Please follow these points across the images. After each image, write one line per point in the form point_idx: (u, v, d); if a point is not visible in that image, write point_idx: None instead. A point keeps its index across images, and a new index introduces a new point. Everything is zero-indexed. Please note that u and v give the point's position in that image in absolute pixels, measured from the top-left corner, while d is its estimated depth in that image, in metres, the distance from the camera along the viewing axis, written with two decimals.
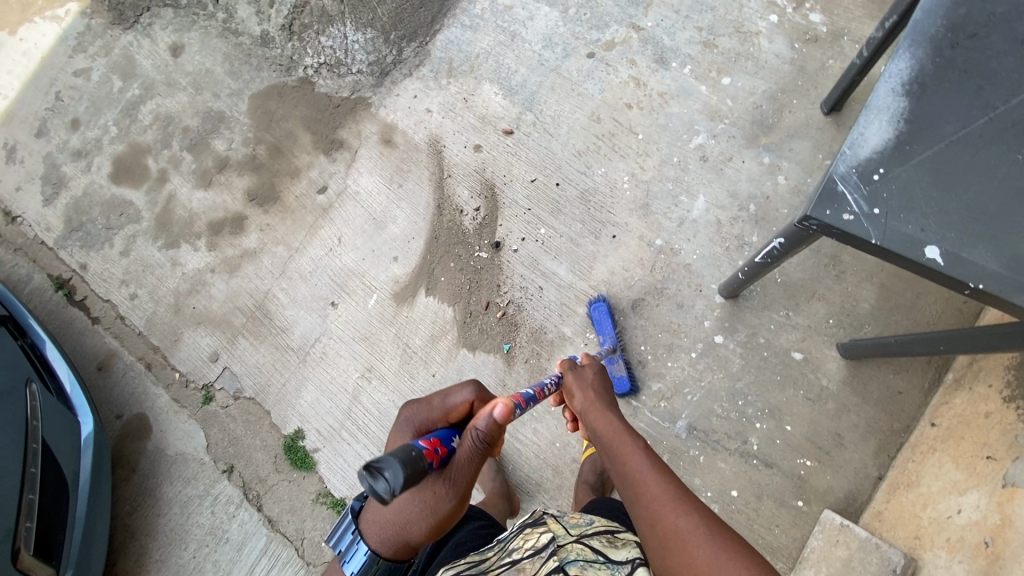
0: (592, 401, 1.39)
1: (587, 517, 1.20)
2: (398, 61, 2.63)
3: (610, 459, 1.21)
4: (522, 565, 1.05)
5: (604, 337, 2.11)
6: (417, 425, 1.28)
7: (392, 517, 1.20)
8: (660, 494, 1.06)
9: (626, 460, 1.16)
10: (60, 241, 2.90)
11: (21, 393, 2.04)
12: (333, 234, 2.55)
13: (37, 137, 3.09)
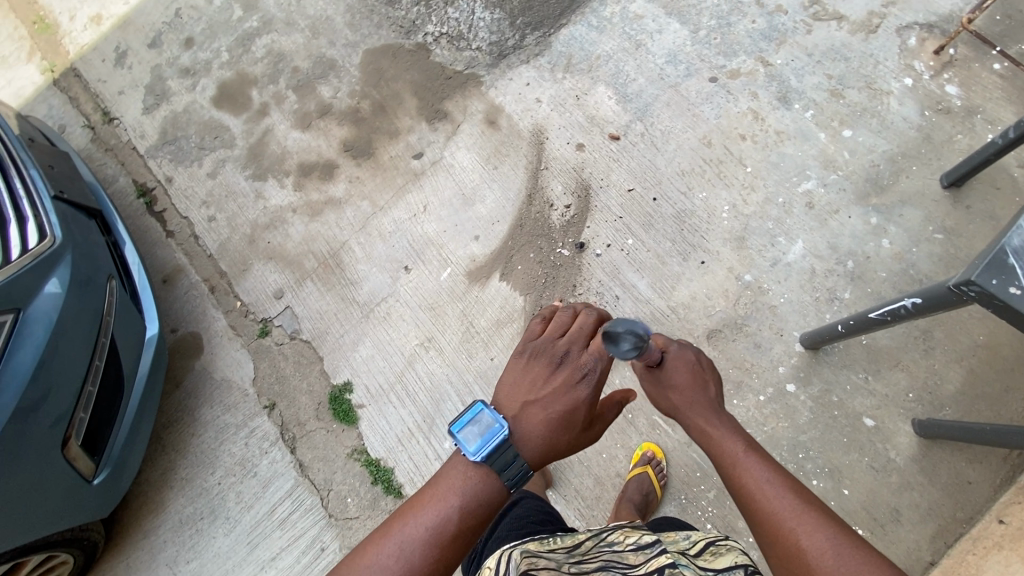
0: (685, 395, 1.35)
1: (682, 532, 1.30)
2: (518, 46, 2.63)
3: (720, 472, 1.24)
4: (625, 552, 1.20)
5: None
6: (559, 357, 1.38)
7: (556, 438, 1.29)
8: (781, 511, 1.11)
9: (739, 474, 1.19)
10: (151, 150, 2.95)
11: (102, 287, 2.07)
12: (420, 201, 2.56)
13: (149, 48, 3.17)
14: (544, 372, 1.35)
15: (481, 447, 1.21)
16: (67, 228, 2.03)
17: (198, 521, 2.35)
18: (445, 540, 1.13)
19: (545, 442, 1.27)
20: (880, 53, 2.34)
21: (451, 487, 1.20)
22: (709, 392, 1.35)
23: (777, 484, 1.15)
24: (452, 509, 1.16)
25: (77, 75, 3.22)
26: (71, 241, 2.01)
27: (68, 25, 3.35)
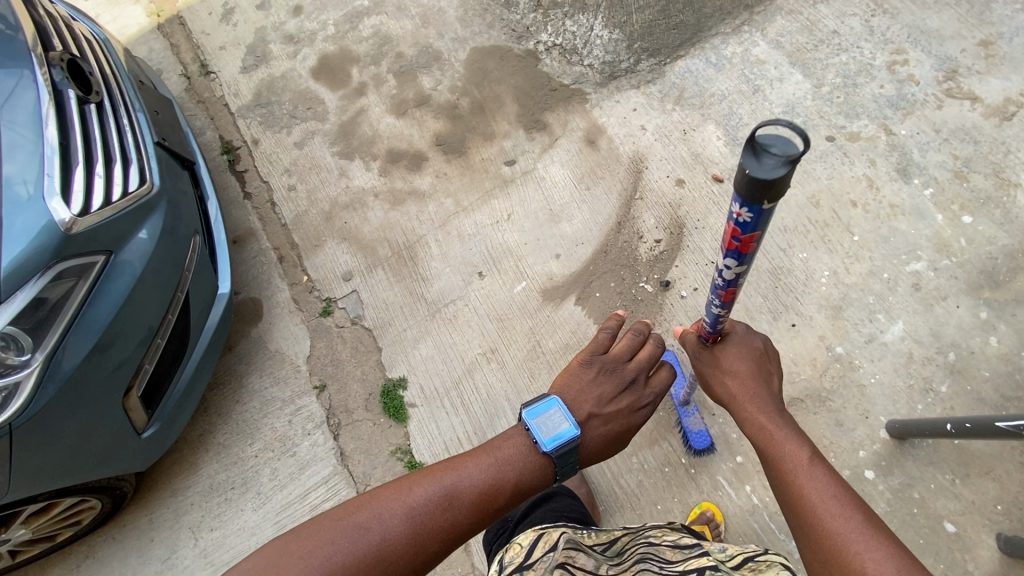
0: (744, 384, 1.37)
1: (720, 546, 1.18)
2: (631, 69, 2.56)
3: (774, 476, 1.20)
4: (663, 548, 1.18)
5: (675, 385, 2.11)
6: (621, 377, 1.42)
7: (604, 450, 1.38)
8: (840, 527, 1.05)
9: (794, 482, 1.16)
10: (242, 109, 2.93)
11: (186, 241, 2.04)
12: (504, 208, 2.50)
13: (258, 10, 3.17)
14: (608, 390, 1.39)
15: (549, 447, 1.28)
16: (164, 177, 2.01)
17: (229, 490, 2.30)
18: (488, 506, 1.23)
19: (593, 453, 1.37)
20: (1013, 142, 2.23)
21: (504, 457, 1.29)
22: (771, 389, 1.35)
23: (838, 499, 1.09)
24: (503, 483, 1.25)
25: (182, 23, 3.24)
26: (166, 192, 1.98)
27: None
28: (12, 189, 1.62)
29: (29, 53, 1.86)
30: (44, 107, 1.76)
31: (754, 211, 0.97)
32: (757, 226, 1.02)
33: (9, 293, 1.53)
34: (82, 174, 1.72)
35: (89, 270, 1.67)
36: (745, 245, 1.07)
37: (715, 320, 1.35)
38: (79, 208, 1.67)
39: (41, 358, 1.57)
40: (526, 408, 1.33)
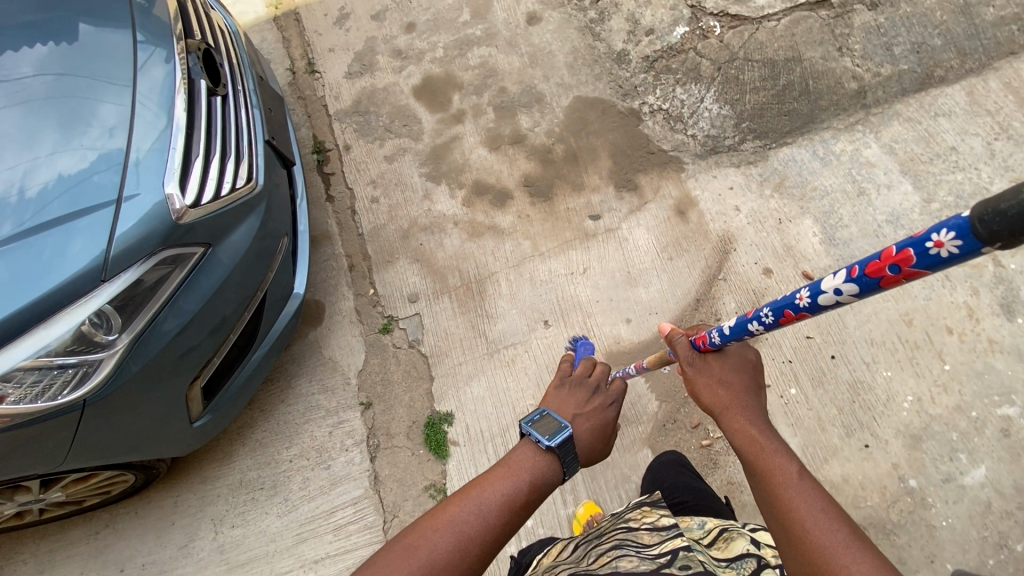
0: (735, 396, 1.27)
1: (698, 519, 1.41)
2: (734, 147, 2.51)
3: (756, 483, 1.10)
4: (640, 534, 1.22)
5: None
6: (586, 388, 1.47)
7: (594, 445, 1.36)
8: (825, 539, 0.96)
9: (779, 490, 1.06)
10: (340, 114, 2.98)
11: (275, 241, 2.05)
12: (581, 261, 2.46)
13: (371, 18, 3.20)
14: (578, 396, 1.44)
15: (548, 442, 1.25)
16: (266, 176, 2.04)
17: (257, 489, 2.28)
18: (516, 502, 1.15)
19: (586, 451, 1.35)
20: None
21: (516, 459, 1.24)
22: (761, 403, 1.26)
23: (827, 512, 1.00)
24: (522, 484, 1.19)
25: (296, 19, 3.31)
26: (266, 191, 2.01)
27: None
28: (134, 164, 1.65)
29: (169, 36, 1.92)
30: (175, 91, 1.80)
31: (963, 249, 0.79)
32: (933, 266, 0.86)
33: (113, 268, 1.54)
34: (199, 163, 1.75)
35: (187, 259, 1.69)
36: (894, 278, 0.91)
37: (740, 330, 1.26)
38: (192, 197, 1.69)
39: (127, 339, 1.58)
40: (520, 423, 1.30)
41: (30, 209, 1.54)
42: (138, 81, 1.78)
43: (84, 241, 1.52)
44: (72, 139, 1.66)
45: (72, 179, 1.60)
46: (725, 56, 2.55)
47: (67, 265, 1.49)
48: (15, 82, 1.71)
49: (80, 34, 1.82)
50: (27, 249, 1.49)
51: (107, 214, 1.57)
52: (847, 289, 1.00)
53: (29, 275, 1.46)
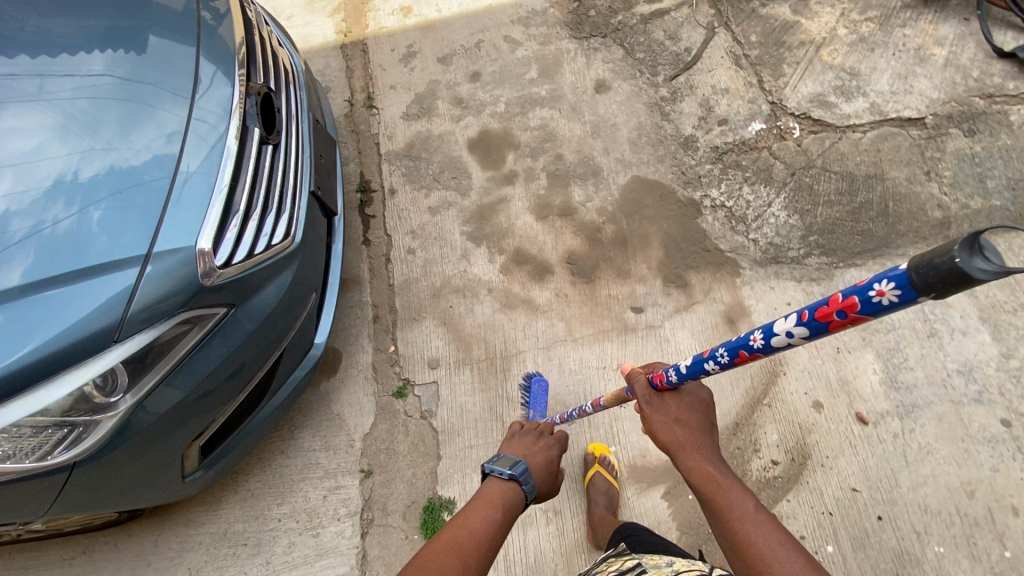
0: (691, 432, 1.39)
1: (668, 559, 1.30)
2: (798, 260, 2.33)
3: (716, 518, 1.25)
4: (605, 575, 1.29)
5: (534, 412, 2.18)
6: (530, 435, 1.76)
7: (546, 476, 1.62)
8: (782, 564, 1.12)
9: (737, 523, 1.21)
10: (391, 155, 2.92)
11: (303, 299, 1.96)
12: (616, 356, 2.31)
13: (437, 61, 3.15)
14: (526, 442, 1.72)
15: (512, 470, 1.51)
16: (306, 232, 1.95)
17: (240, 545, 2.16)
18: (499, 519, 1.37)
19: (542, 483, 1.60)
20: None
21: (489, 491, 1.47)
22: (715, 440, 1.39)
23: (777, 538, 1.17)
24: (499, 509, 1.39)
25: (363, 50, 3.28)
26: (302, 249, 1.92)
27: (379, 2, 3.44)
28: (180, 193, 1.61)
29: (233, 74, 1.88)
30: (227, 139, 1.73)
31: (902, 298, 0.86)
32: (876, 312, 0.92)
33: (129, 328, 1.45)
34: (237, 220, 1.66)
35: (207, 322, 1.59)
36: (841, 323, 0.97)
37: (691, 371, 1.32)
38: (224, 257, 1.60)
39: (131, 402, 1.49)
40: (485, 466, 1.54)
41: (77, 204, 1.55)
42: (200, 101, 1.78)
43: (120, 257, 1.49)
44: (129, 134, 1.67)
45: (121, 180, 1.60)
46: (801, 162, 2.40)
47: (95, 282, 1.45)
48: (86, 75, 1.74)
49: (155, 41, 1.86)
50: (64, 247, 1.48)
51: (146, 234, 1.53)
52: (796, 332, 1.05)
53: (61, 278, 1.44)
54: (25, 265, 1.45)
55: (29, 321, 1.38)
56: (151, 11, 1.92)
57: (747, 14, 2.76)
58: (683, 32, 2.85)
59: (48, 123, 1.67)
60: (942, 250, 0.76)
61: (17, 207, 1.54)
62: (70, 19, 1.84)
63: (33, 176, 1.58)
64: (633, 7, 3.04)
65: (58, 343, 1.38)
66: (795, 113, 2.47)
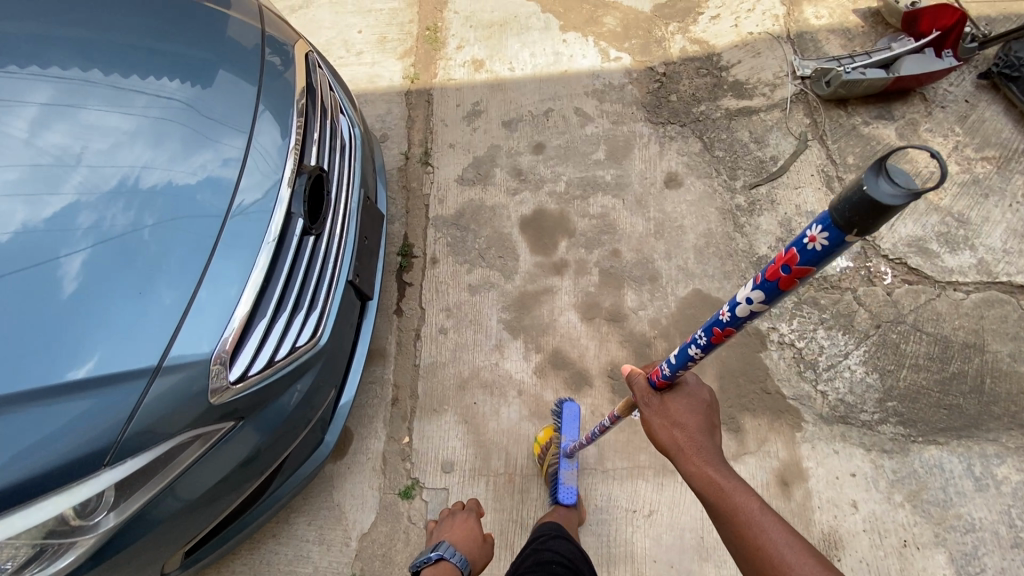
0: (692, 434, 1.29)
1: None
2: (870, 424, 2.06)
3: (718, 523, 1.18)
4: None
5: (562, 437, 2.04)
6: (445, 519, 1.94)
7: (473, 541, 1.79)
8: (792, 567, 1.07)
9: (743, 527, 1.14)
10: (439, 220, 2.79)
11: (318, 405, 1.80)
12: (647, 498, 2.07)
13: (502, 126, 3.02)
14: (442, 528, 1.89)
15: (437, 551, 1.66)
16: (333, 333, 1.80)
17: None
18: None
19: (474, 552, 1.76)
20: None
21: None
22: (716, 440, 1.29)
23: (787, 540, 1.10)
24: None
25: (428, 100, 3.17)
26: (325, 353, 1.76)
27: (451, 51, 3.32)
28: (226, 239, 1.54)
29: (288, 134, 1.78)
30: (269, 223, 1.60)
31: (831, 241, 0.91)
32: (816, 261, 0.97)
33: (127, 441, 1.31)
34: (261, 329, 1.51)
35: (209, 438, 1.45)
36: (789, 279, 1.03)
37: (682, 361, 1.29)
38: (239, 371, 1.46)
39: (111, 524, 1.34)
40: (414, 565, 1.67)
41: (134, 213, 1.50)
42: (256, 135, 1.73)
43: (169, 285, 1.44)
44: (191, 155, 1.63)
45: (178, 200, 1.55)
46: (890, 314, 2.14)
47: (141, 308, 1.39)
48: (156, 92, 1.70)
49: (219, 65, 1.81)
50: (116, 264, 1.43)
51: (198, 266, 1.49)
52: (756, 297, 1.09)
53: (108, 296, 1.39)
54: (74, 275, 1.40)
55: (68, 339, 1.32)
56: (214, 35, 1.87)
57: (846, 130, 2.51)
58: (770, 137, 2.61)
59: (120, 126, 1.62)
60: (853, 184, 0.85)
61: (72, 207, 1.48)
62: (134, 38, 1.77)
63: (97, 177, 1.54)
64: (719, 99, 2.81)
65: (91, 373, 1.31)
66: (890, 255, 2.21)
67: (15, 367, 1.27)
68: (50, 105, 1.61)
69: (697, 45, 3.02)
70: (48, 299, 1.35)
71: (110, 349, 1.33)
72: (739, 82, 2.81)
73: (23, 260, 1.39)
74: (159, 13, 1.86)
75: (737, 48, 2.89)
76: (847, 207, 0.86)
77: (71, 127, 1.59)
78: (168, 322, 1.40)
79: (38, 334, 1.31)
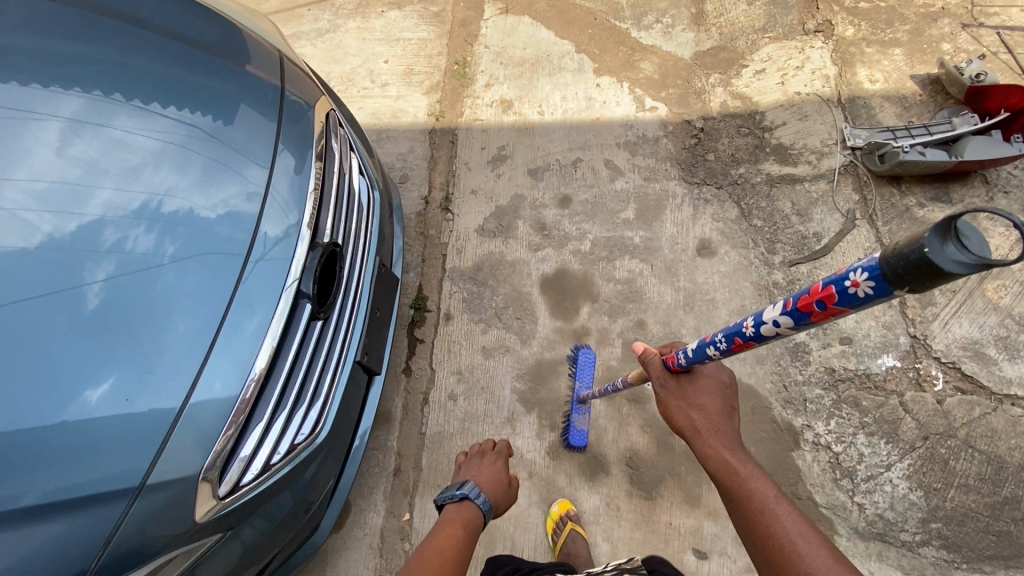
0: (709, 417, 1.42)
1: None
2: (911, 546, 1.88)
3: (729, 500, 1.29)
4: None
5: (580, 383, 2.22)
6: (472, 458, 1.96)
7: (496, 488, 1.80)
8: (799, 546, 1.17)
9: (754, 507, 1.25)
10: (455, 273, 2.66)
11: (312, 503, 1.69)
12: None
13: (528, 174, 2.89)
14: (470, 468, 1.90)
15: (461, 490, 1.69)
16: (333, 426, 1.68)
17: None
18: (465, 535, 1.56)
19: (497, 498, 1.77)
20: None
21: (450, 514, 1.63)
22: (732, 424, 1.41)
23: (796, 524, 1.20)
24: (458, 530, 1.55)
25: (452, 141, 3.05)
26: (322, 449, 1.64)
27: (479, 89, 3.20)
28: (245, 280, 1.48)
29: (303, 168, 1.71)
30: (275, 308, 1.48)
31: (874, 290, 0.89)
32: (854, 302, 0.95)
33: (118, 545, 1.23)
34: (254, 437, 1.40)
35: (193, 552, 1.35)
36: (822, 313, 1.02)
37: (699, 355, 1.39)
38: (229, 485, 1.36)
39: None
40: (437, 498, 1.71)
41: (157, 237, 1.44)
42: (275, 173, 1.65)
43: (188, 316, 1.39)
44: (215, 182, 1.56)
45: (199, 228, 1.49)
46: (939, 425, 1.97)
47: (161, 341, 1.35)
48: (180, 118, 1.62)
49: (241, 95, 1.73)
50: (135, 291, 1.37)
51: (219, 302, 1.43)
52: (783, 321, 1.10)
53: (127, 325, 1.34)
54: (92, 297, 1.34)
55: (85, 372, 1.27)
56: (232, 68, 1.78)
57: (899, 211, 2.34)
58: (814, 211, 2.45)
59: (143, 146, 1.54)
60: (914, 241, 0.79)
61: (92, 224, 1.41)
62: (148, 62, 1.67)
63: (120, 196, 1.47)
64: (760, 162, 2.64)
65: (108, 413, 1.27)
66: (942, 359, 2.04)
67: (29, 400, 1.23)
68: (64, 116, 1.52)
69: (739, 100, 2.85)
70: (67, 323, 1.30)
71: (128, 386, 1.29)
72: (783, 145, 2.64)
73: (38, 277, 1.33)
74: (176, 38, 1.77)
75: (782, 108, 2.72)
76: (900, 263, 0.83)
77: (91, 143, 1.51)
78: (188, 360, 1.36)
79: (54, 364, 1.26)
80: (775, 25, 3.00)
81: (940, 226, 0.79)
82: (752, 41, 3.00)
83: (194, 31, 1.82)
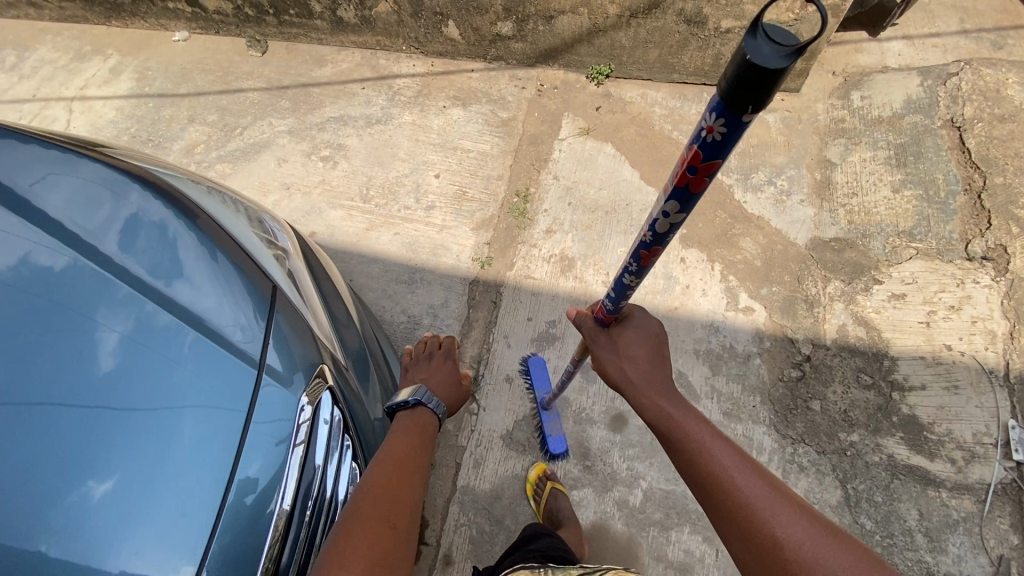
0: (642, 366, 1.30)
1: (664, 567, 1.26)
2: None
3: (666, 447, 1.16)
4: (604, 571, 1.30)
5: (540, 390, 2.24)
6: (416, 359, 1.78)
7: (447, 387, 1.67)
8: (750, 492, 1.02)
9: (699, 449, 1.10)
10: (468, 495, 2.13)
11: None
12: None
13: (579, 370, 2.35)
14: (415, 372, 1.72)
15: (415, 397, 1.53)
16: None
17: None
18: (425, 441, 1.42)
19: (451, 401, 1.66)
20: None
21: (407, 417, 1.50)
22: (666, 371, 1.30)
23: (740, 464, 1.06)
24: (417, 436, 1.42)
25: (495, 300, 2.54)
26: None
27: (538, 235, 2.68)
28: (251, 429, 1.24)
29: (297, 390, 1.33)
30: (256, 565, 1.14)
31: (729, 127, 0.84)
32: (719, 152, 0.89)
33: None
34: None
35: None
36: (698, 179, 0.96)
37: (619, 291, 1.30)
38: None
39: None
40: (388, 405, 1.54)
41: (181, 302, 1.36)
42: (261, 401, 1.28)
43: (196, 417, 1.21)
44: (241, 270, 1.48)
45: (221, 315, 1.37)
46: None
47: (163, 447, 1.17)
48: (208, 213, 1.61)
49: (237, 258, 1.50)
50: (150, 360, 1.26)
51: (230, 419, 1.24)
52: (671, 208, 1.05)
53: (132, 408, 1.20)
54: (103, 359, 1.24)
55: (79, 462, 1.13)
56: (221, 250, 1.49)
57: None
58: (949, 539, 1.84)
59: (175, 212, 1.53)
60: (734, 57, 0.75)
61: (117, 276, 1.35)
62: (144, 220, 1.47)
63: (150, 249, 1.43)
64: (881, 435, 2.02)
65: (97, 532, 1.09)
66: None
67: (18, 500, 1.09)
68: (99, 175, 1.55)
69: (862, 327, 2.23)
70: (81, 376, 1.21)
71: (126, 497, 1.12)
72: (919, 421, 2.02)
73: (57, 327, 1.26)
74: (165, 209, 1.52)
75: (922, 362, 2.11)
76: (733, 86, 0.78)
77: (126, 198, 1.51)
78: (193, 477, 1.16)
79: (51, 444, 1.14)
80: (927, 231, 2.36)
81: (748, 30, 0.75)
82: (892, 246, 2.36)
83: (189, 206, 1.58)
